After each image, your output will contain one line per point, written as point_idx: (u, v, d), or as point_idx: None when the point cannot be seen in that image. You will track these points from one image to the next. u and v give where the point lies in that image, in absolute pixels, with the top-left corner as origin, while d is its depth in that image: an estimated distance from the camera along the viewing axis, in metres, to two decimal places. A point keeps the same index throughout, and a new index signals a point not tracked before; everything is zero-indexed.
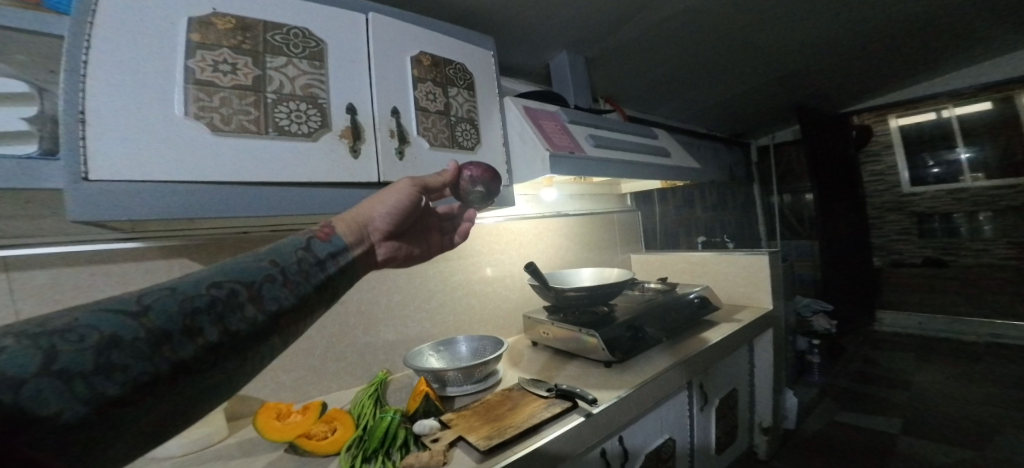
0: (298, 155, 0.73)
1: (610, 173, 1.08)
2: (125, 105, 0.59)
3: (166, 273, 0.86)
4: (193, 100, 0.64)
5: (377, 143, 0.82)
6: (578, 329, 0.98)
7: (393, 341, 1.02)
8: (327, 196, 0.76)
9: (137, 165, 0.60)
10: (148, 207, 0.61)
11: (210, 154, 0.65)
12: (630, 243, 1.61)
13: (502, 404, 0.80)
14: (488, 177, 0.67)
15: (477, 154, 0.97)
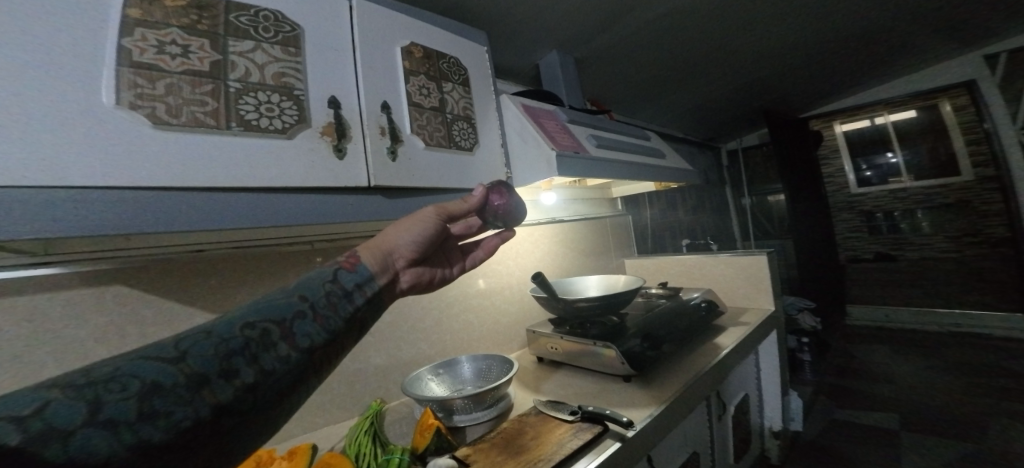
0: (269, 155, 0.59)
1: (613, 175, 1.04)
2: (29, 89, 0.45)
3: (95, 305, 0.69)
4: (128, 85, 0.50)
5: (365, 142, 0.70)
6: (592, 342, 0.90)
7: (386, 367, 0.89)
8: (308, 204, 0.64)
9: (43, 166, 0.45)
10: (61, 221, 0.45)
11: (149, 154, 0.51)
12: (622, 248, 1.59)
13: (523, 432, 0.70)
14: (515, 199, 0.63)
15: (475, 155, 0.88)
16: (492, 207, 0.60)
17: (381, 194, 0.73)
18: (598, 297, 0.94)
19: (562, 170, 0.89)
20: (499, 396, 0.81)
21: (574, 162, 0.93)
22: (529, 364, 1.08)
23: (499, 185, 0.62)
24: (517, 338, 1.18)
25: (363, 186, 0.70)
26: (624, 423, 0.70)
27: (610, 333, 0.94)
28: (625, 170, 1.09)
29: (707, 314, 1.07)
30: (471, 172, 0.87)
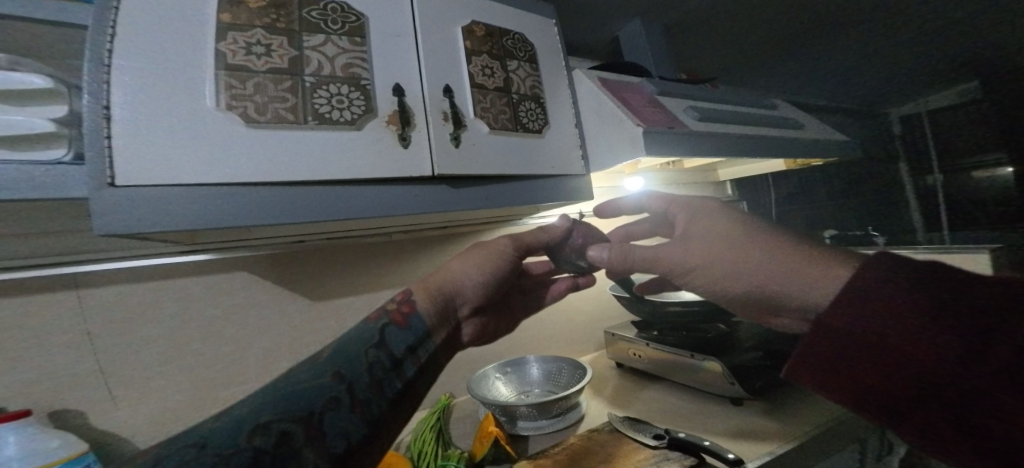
0: (340, 147, 0.59)
1: (715, 152, 0.86)
2: (151, 95, 0.48)
3: (225, 288, 0.79)
4: (224, 87, 0.52)
5: (430, 130, 0.67)
6: (691, 354, 0.76)
7: (455, 361, 0.88)
8: (380, 194, 0.63)
9: (165, 164, 0.49)
10: (185, 216, 0.49)
11: (244, 150, 0.53)
12: None
13: (593, 453, 0.63)
14: (597, 235, 0.55)
15: (544, 137, 0.81)
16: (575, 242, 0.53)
17: (445, 184, 0.69)
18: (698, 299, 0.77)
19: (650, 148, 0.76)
20: (568, 405, 0.75)
21: (666, 139, 0.79)
22: (607, 369, 0.99)
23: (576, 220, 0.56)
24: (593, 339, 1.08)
25: (428, 176, 0.67)
26: (732, 462, 0.57)
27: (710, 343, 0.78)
28: (732, 146, 0.90)
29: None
30: (541, 158, 0.80)
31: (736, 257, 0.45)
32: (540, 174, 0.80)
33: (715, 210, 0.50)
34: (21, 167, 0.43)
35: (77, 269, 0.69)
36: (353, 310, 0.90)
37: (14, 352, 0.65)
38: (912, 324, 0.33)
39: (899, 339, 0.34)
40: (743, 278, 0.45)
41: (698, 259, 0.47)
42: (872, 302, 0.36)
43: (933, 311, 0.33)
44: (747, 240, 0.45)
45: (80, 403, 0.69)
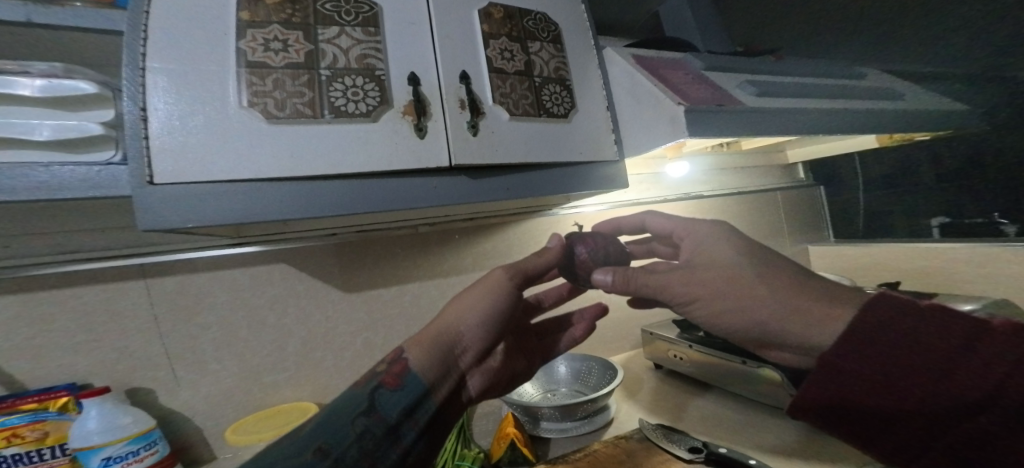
0: (359, 141, 0.56)
1: (777, 131, 0.76)
2: (182, 95, 0.48)
3: (269, 281, 0.79)
4: (247, 84, 0.51)
5: (447, 120, 0.64)
6: (742, 361, 0.68)
7: None
8: (404, 187, 0.61)
9: (196, 161, 0.48)
10: (217, 213, 0.49)
11: (268, 146, 0.51)
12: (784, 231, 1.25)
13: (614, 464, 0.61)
14: (614, 249, 0.50)
15: (571, 122, 0.76)
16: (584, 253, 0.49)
17: (464, 175, 0.66)
18: None
19: (697, 129, 0.68)
20: (593, 410, 0.72)
21: (721, 119, 0.70)
22: (642, 369, 0.94)
23: (581, 235, 0.51)
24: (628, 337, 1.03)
25: (447, 168, 0.64)
26: None
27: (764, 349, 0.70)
28: (797, 124, 0.78)
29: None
30: (569, 144, 0.75)
31: (738, 295, 0.39)
32: (566, 162, 0.75)
33: (707, 237, 0.44)
34: (71, 169, 0.44)
35: (144, 261, 0.72)
36: (382, 304, 0.87)
37: (89, 331, 0.69)
38: (932, 364, 0.29)
39: (912, 380, 0.30)
40: (745, 318, 0.39)
41: (697, 292, 0.40)
42: (888, 340, 0.31)
43: (959, 358, 0.29)
44: (749, 279, 0.39)
45: (153, 382, 0.73)
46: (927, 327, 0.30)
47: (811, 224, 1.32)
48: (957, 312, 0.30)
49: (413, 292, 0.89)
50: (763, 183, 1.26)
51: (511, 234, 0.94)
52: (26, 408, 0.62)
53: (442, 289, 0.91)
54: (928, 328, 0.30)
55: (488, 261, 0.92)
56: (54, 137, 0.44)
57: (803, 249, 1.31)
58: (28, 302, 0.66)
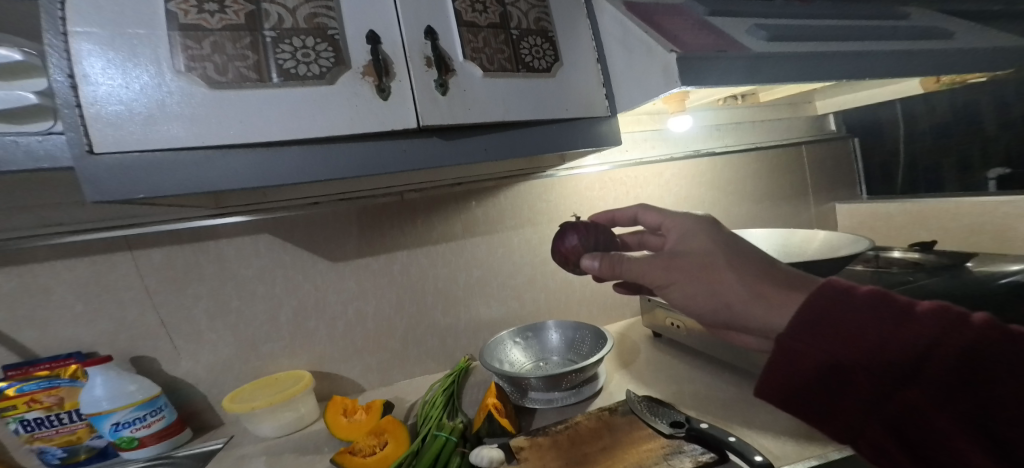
0: (313, 105, 0.51)
1: (794, 80, 0.67)
2: (112, 60, 0.44)
3: (253, 253, 0.71)
4: (181, 48, 0.46)
5: (412, 80, 0.56)
6: None
7: (476, 324, 0.86)
8: (371, 151, 0.55)
9: (137, 129, 0.44)
10: (165, 183, 0.46)
11: (212, 114, 0.47)
12: (803, 189, 1.15)
13: (594, 438, 0.61)
14: (603, 237, 0.61)
15: (554, 76, 0.69)
16: (573, 242, 0.60)
17: (436, 136, 0.60)
18: None
19: (699, 78, 0.60)
20: (580, 380, 0.70)
21: (730, 71, 0.62)
22: (641, 337, 0.90)
23: (573, 225, 0.62)
24: (630, 304, 0.99)
25: (415, 129, 0.58)
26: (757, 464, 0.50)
27: None
28: (818, 71, 0.69)
29: (970, 289, 0.63)
30: (554, 100, 0.68)
31: (710, 280, 0.43)
32: (550, 118, 0.68)
33: (689, 228, 0.48)
34: (11, 139, 0.42)
35: (119, 233, 0.65)
36: (371, 273, 0.78)
37: (89, 303, 0.65)
38: (870, 342, 0.31)
39: (853, 357, 0.31)
40: (711, 299, 0.43)
41: (675, 278, 0.44)
42: (831, 319, 0.33)
43: (892, 334, 0.30)
44: (719, 266, 0.43)
45: (153, 351, 0.69)
46: (866, 307, 0.32)
47: (839, 181, 1.21)
48: (891, 295, 0.32)
49: (402, 262, 0.79)
50: (784, 138, 1.15)
51: (502, 200, 0.84)
52: (39, 375, 0.62)
53: (433, 258, 0.81)
54: (868, 309, 0.31)
55: (479, 227, 0.84)
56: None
57: (828, 207, 1.21)
58: (23, 274, 0.62)
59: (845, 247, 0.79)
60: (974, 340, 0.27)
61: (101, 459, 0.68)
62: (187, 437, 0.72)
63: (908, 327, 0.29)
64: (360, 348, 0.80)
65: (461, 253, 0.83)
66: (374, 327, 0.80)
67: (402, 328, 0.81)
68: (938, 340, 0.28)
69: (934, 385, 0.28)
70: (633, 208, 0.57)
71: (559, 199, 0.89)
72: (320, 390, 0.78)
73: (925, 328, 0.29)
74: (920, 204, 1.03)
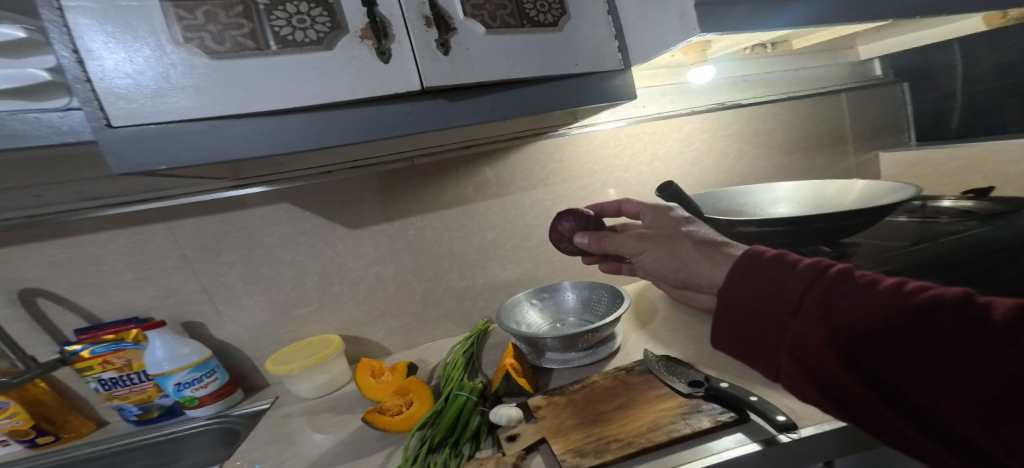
0: (315, 72, 0.49)
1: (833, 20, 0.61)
2: (112, 32, 0.42)
3: (276, 221, 0.73)
4: (175, 19, 0.44)
5: (413, 41, 0.53)
6: None
7: (492, 286, 0.88)
8: (379, 116, 0.54)
9: (149, 101, 0.44)
10: (182, 155, 0.46)
11: (217, 84, 0.46)
12: (837, 137, 1.07)
13: (611, 397, 0.61)
14: (595, 220, 0.68)
15: (562, 32, 0.64)
16: (564, 225, 0.67)
17: (440, 98, 0.57)
18: (778, 218, 0.71)
19: (721, 22, 0.55)
20: (596, 340, 0.71)
21: (758, 13, 0.57)
22: (658, 296, 0.89)
23: (569, 210, 0.69)
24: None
25: (419, 91, 0.55)
26: (779, 426, 0.49)
27: None
28: (862, 7, 0.62)
29: None
30: (564, 54, 0.64)
31: (673, 246, 0.53)
32: (559, 74, 0.64)
33: (659, 211, 0.60)
34: (34, 116, 0.43)
35: (151, 206, 0.67)
36: (388, 238, 0.80)
37: (135, 271, 0.70)
38: (777, 285, 0.41)
39: (765, 298, 0.41)
40: (672, 262, 0.53)
41: (645, 245, 0.55)
42: (753, 271, 0.43)
43: (791, 281, 0.40)
44: (679, 237, 0.53)
45: (198, 317, 0.74)
46: (776, 262, 0.42)
47: (883, 125, 1.11)
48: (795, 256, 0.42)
49: (417, 226, 0.81)
50: (820, 85, 1.05)
51: (513, 161, 0.83)
52: (107, 338, 0.69)
53: (446, 221, 0.82)
54: (777, 264, 0.42)
55: (490, 190, 0.83)
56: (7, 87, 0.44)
57: (870, 157, 1.11)
58: (71, 245, 0.66)
59: (886, 196, 0.73)
60: (841, 279, 0.37)
61: (170, 415, 0.76)
62: (239, 398, 0.79)
63: (801, 272, 0.40)
64: (383, 312, 0.83)
65: (474, 216, 0.83)
66: (395, 291, 0.82)
67: (420, 291, 0.84)
68: (819, 279, 0.38)
69: (816, 314, 0.37)
70: (619, 200, 0.68)
71: (571, 158, 0.86)
72: (348, 352, 0.83)
73: (810, 273, 0.39)
74: (974, 147, 0.93)
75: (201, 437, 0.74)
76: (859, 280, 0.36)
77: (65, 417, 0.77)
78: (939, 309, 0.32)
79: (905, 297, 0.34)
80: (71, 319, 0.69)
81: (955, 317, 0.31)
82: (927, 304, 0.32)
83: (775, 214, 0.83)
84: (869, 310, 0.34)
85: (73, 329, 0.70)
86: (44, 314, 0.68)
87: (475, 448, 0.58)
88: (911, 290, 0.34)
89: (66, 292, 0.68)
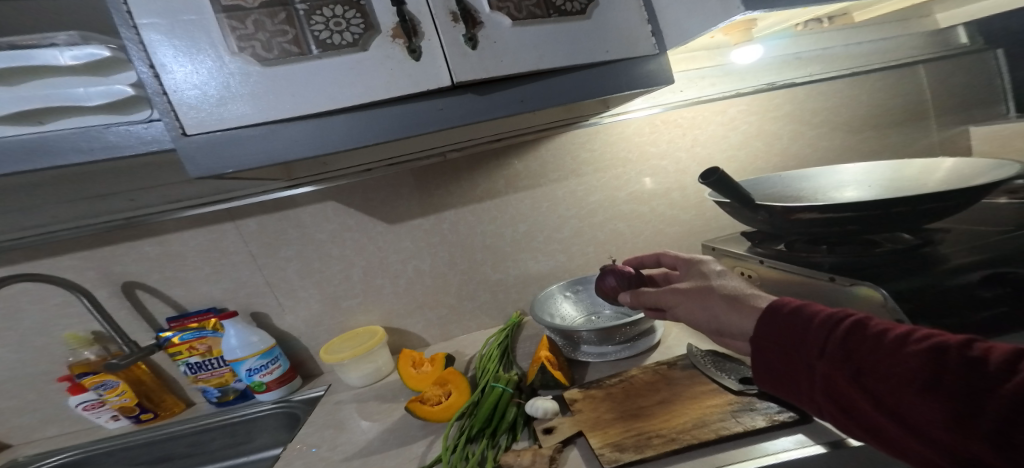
0: (353, 73, 0.53)
1: None
2: (180, 47, 0.48)
3: (325, 219, 0.79)
4: (229, 30, 0.49)
5: (441, 37, 0.55)
6: (840, 281, 0.56)
7: (526, 278, 0.89)
8: (413, 113, 0.57)
9: (214, 109, 0.50)
10: (244, 157, 0.52)
11: (269, 89, 0.51)
12: (909, 110, 0.96)
13: (652, 392, 0.58)
14: (637, 276, 0.67)
15: (590, 18, 0.63)
16: (607, 283, 0.67)
17: (471, 92, 0.59)
18: (843, 203, 0.61)
19: None
20: (634, 333, 0.68)
21: None
22: None
23: (610, 267, 0.69)
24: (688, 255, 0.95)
25: (450, 87, 0.58)
26: None
27: (869, 269, 0.58)
28: None
29: None
30: (593, 41, 0.64)
31: (707, 299, 0.50)
32: (589, 62, 0.64)
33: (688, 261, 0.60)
34: (124, 129, 0.50)
35: (220, 206, 0.76)
36: (424, 232, 0.83)
37: (210, 265, 0.79)
38: (799, 334, 0.40)
39: (789, 348, 0.41)
40: (705, 314, 0.50)
41: (678, 299, 0.53)
42: (772, 321, 0.43)
43: (810, 331, 0.39)
44: (711, 289, 0.51)
45: (262, 307, 0.82)
46: (797, 311, 0.42)
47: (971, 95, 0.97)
48: (814, 306, 0.41)
49: (451, 220, 0.83)
50: (891, 58, 0.94)
51: (543, 152, 0.83)
52: (192, 326, 0.78)
53: (479, 215, 0.84)
54: (798, 313, 0.41)
55: (521, 182, 0.84)
56: (101, 102, 0.50)
57: (957, 132, 0.98)
58: (159, 242, 0.76)
59: (982, 176, 0.64)
60: (860, 327, 0.36)
61: (243, 398, 0.85)
62: (299, 384, 0.86)
63: (818, 322, 0.39)
64: (422, 303, 0.87)
65: (507, 209, 0.85)
66: (434, 283, 0.86)
67: (456, 283, 0.87)
68: (835, 329, 0.37)
69: (838, 363, 0.36)
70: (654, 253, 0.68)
71: (604, 146, 0.85)
72: (392, 343, 0.88)
73: (826, 323, 0.38)
74: None
75: (269, 420, 0.81)
76: (877, 329, 0.35)
77: (162, 396, 0.87)
78: (953, 353, 0.30)
79: (919, 343, 0.32)
80: (162, 308, 0.80)
81: (968, 362, 0.29)
82: (941, 349, 0.31)
83: (839, 199, 0.73)
84: (884, 359, 0.33)
85: (165, 317, 0.80)
86: (141, 303, 0.79)
87: (512, 440, 0.58)
88: (925, 338, 0.32)
89: (157, 284, 0.78)
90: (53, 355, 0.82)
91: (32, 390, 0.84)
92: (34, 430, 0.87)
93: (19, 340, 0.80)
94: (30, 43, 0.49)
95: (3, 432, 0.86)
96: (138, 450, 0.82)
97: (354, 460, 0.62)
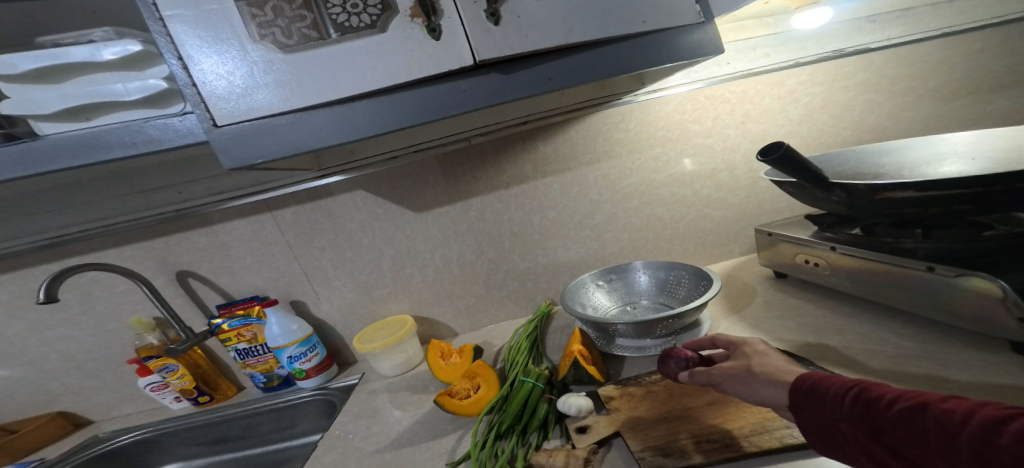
0: (372, 56, 0.52)
1: None
2: (206, 39, 0.49)
3: (353, 208, 0.80)
4: (251, 17, 0.50)
5: (461, 14, 0.53)
6: (944, 271, 0.48)
7: (557, 267, 0.86)
8: (433, 96, 0.55)
9: (241, 100, 0.51)
10: (273, 148, 0.52)
11: (291, 77, 0.51)
12: (1014, 71, 0.82)
13: (698, 393, 0.52)
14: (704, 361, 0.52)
15: None
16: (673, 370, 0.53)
17: (493, 72, 0.56)
18: (945, 179, 0.48)
19: None
20: (677, 327, 0.62)
21: None
22: (753, 278, 0.78)
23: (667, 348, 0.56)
24: (736, 241, 0.87)
25: (472, 67, 0.55)
26: None
27: (969, 258, 0.48)
28: None
29: None
30: (628, 10, 0.58)
31: (749, 380, 0.43)
32: (623, 33, 0.58)
33: (737, 340, 0.50)
34: (162, 122, 0.52)
35: (258, 197, 0.78)
36: (451, 221, 0.82)
37: (251, 254, 0.82)
38: (809, 406, 0.37)
39: (820, 430, 0.36)
40: (752, 397, 0.42)
41: (721, 379, 0.46)
42: (794, 401, 0.38)
43: (825, 407, 0.35)
44: (751, 366, 0.44)
45: (300, 295, 0.85)
46: (805, 380, 0.38)
47: None
48: (819, 377, 0.38)
49: (478, 208, 0.81)
50: (990, 14, 0.80)
51: (573, 133, 0.79)
52: (239, 313, 0.82)
53: (506, 202, 0.81)
54: (805, 384, 0.38)
55: (550, 167, 0.80)
56: (139, 97, 0.53)
57: None
58: (206, 232, 0.80)
59: None
60: (857, 392, 0.34)
61: (287, 384, 0.88)
62: (336, 372, 0.88)
63: (826, 397, 0.36)
64: (451, 293, 0.86)
65: (535, 195, 0.81)
66: (463, 273, 0.85)
67: (484, 272, 0.85)
68: (844, 402, 0.34)
69: (865, 439, 0.32)
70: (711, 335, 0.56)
71: (639, 126, 0.79)
72: (422, 333, 0.87)
73: (835, 397, 0.35)
74: None
75: (310, 406, 0.84)
76: (873, 393, 0.33)
77: (216, 380, 0.93)
78: (931, 406, 0.29)
79: (905, 401, 0.31)
80: (211, 295, 0.84)
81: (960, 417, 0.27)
82: (924, 404, 0.30)
83: (932, 175, 0.63)
84: (899, 429, 0.30)
85: (215, 304, 0.85)
86: (193, 291, 0.84)
87: (542, 438, 0.54)
88: (910, 396, 0.31)
89: (206, 272, 0.83)
90: (122, 338, 0.90)
91: (107, 371, 0.92)
92: (112, 408, 0.96)
93: (94, 324, 0.88)
94: (71, 41, 0.53)
95: (88, 409, 0.96)
96: (198, 431, 0.88)
97: (386, 452, 0.61)
